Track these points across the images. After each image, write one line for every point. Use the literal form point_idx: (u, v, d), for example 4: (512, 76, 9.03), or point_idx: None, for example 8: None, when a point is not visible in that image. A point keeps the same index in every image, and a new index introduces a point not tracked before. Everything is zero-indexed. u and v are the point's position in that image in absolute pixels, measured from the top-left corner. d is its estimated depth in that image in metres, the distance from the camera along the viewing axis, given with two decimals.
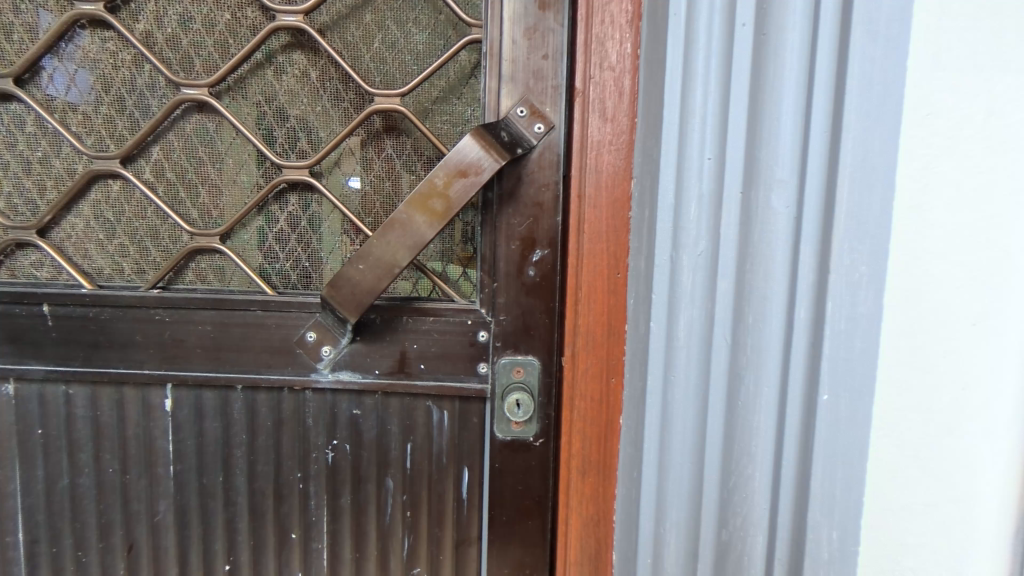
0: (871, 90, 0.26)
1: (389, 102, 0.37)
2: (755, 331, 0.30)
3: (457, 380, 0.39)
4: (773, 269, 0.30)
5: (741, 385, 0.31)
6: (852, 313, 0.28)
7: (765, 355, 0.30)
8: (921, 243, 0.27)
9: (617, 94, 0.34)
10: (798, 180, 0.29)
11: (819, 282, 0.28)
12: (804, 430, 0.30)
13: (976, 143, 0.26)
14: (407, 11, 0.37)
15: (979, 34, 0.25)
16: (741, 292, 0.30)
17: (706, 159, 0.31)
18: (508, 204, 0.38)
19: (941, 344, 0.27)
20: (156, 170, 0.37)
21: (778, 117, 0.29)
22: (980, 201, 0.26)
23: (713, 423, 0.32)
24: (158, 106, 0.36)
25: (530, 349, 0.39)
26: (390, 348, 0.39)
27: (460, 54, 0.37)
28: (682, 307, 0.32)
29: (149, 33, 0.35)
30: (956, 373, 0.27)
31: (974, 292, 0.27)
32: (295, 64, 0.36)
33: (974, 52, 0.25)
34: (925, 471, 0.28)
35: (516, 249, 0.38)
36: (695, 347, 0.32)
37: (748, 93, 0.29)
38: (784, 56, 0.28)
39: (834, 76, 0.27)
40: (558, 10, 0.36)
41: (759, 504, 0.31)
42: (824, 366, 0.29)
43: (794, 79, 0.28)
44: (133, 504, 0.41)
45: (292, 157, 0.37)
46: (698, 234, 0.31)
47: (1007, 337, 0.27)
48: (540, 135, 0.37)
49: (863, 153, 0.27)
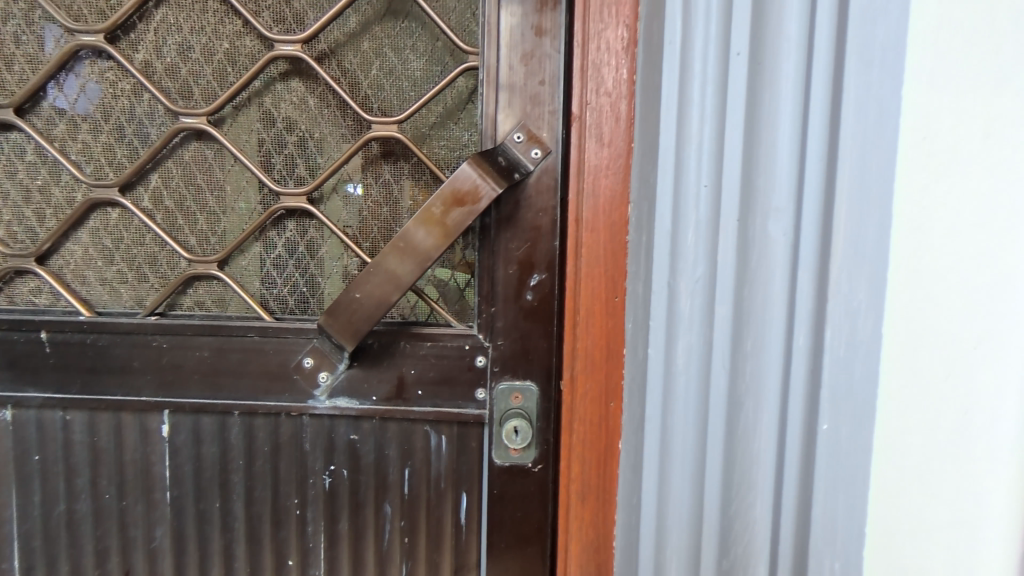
0: (867, 123, 0.27)
1: (386, 128, 0.37)
2: (753, 361, 0.30)
3: (455, 405, 0.39)
4: (771, 297, 0.29)
5: (740, 414, 0.31)
6: (852, 339, 0.28)
7: (765, 383, 0.30)
8: (920, 268, 0.27)
9: (614, 119, 0.34)
10: (795, 206, 0.28)
11: (818, 310, 0.28)
12: (806, 458, 0.30)
13: (975, 168, 0.26)
14: (405, 38, 0.37)
15: (971, 64, 0.26)
16: (740, 319, 0.30)
17: (703, 186, 0.30)
18: (506, 228, 0.38)
19: (944, 369, 0.27)
20: (154, 197, 0.37)
21: (775, 144, 0.29)
22: (980, 226, 0.26)
23: (714, 452, 0.31)
24: (157, 134, 0.36)
25: (529, 373, 0.39)
26: (387, 373, 0.39)
27: (458, 80, 0.37)
28: (680, 333, 0.32)
29: (149, 63, 0.36)
30: (958, 397, 0.27)
31: (976, 317, 0.27)
32: (293, 91, 0.37)
33: (969, 83, 0.26)
34: (928, 495, 0.28)
35: (514, 273, 0.38)
36: (694, 374, 0.32)
37: (744, 118, 0.29)
38: (779, 84, 0.28)
39: (830, 104, 0.27)
40: (554, 37, 0.36)
41: (761, 533, 0.31)
42: (824, 392, 0.29)
43: (790, 107, 0.28)
44: (130, 530, 0.41)
45: (289, 183, 0.37)
46: (696, 260, 0.31)
47: (1011, 362, 0.27)
48: (537, 160, 0.37)
49: (860, 181, 0.27)
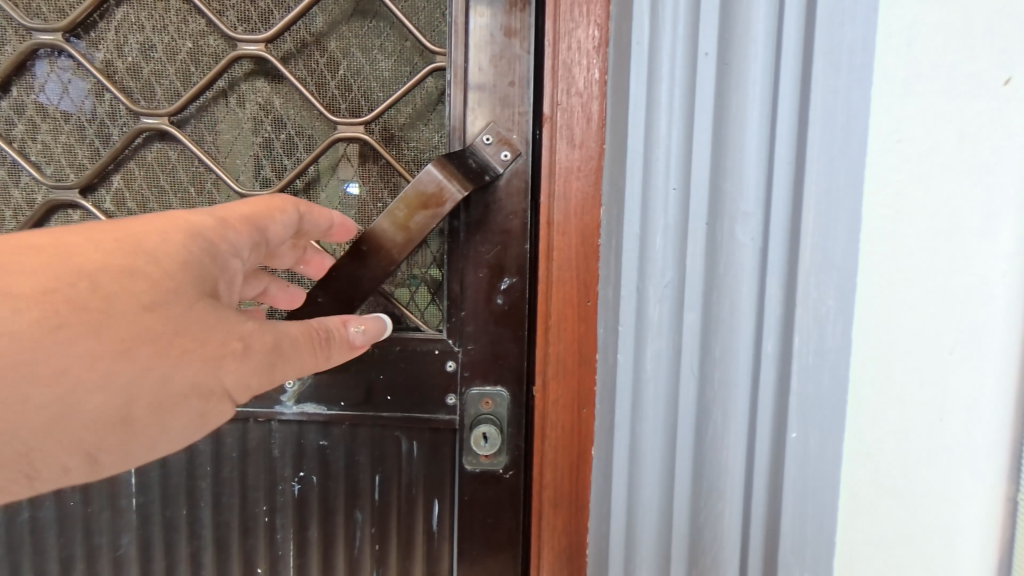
0: (834, 127, 0.26)
1: (353, 130, 0.37)
2: (722, 367, 0.29)
3: (426, 411, 0.39)
4: (738, 303, 0.29)
5: (708, 421, 0.30)
6: (821, 348, 0.27)
7: (733, 389, 0.29)
8: (890, 271, 0.26)
9: (585, 119, 0.33)
10: (762, 211, 0.28)
11: (786, 316, 0.28)
12: (774, 468, 0.29)
13: (947, 169, 0.25)
14: (373, 38, 0.37)
15: (946, 64, 0.25)
16: (708, 324, 0.30)
17: (672, 189, 0.30)
18: (476, 232, 0.37)
19: (915, 375, 0.27)
20: (116, 200, 0.36)
21: (743, 148, 0.28)
22: (952, 229, 0.26)
23: (684, 459, 0.31)
24: (119, 134, 0.36)
25: (500, 379, 0.38)
26: (355, 379, 0.38)
27: (427, 81, 0.37)
28: (649, 339, 0.31)
29: (109, 62, 0.35)
30: (930, 403, 0.27)
31: (948, 322, 0.26)
32: (258, 91, 0.36)
33: (942, 82, 0.25)
34: (902, 503, 0.27)
35: (484, 277, 0.38)
36: (663, 380, 0.31)
37: (712, 122, 0.29)
38: (747, 87, 0.28)
39: (797, 106, 0.27)
40: (524, 37, 0.35)
41: (730, 542, 0.30)
42: (793, 400, 0.28)
43: (757, 110, 0.28)
44: (96, 538, 0.40)
45: (256, 186, 0.37)
46: (664, 265, 0.30)
47: (984, 366, 0.26)
48: (507, 162, 0.36)
49: (827, 185, 0.26)
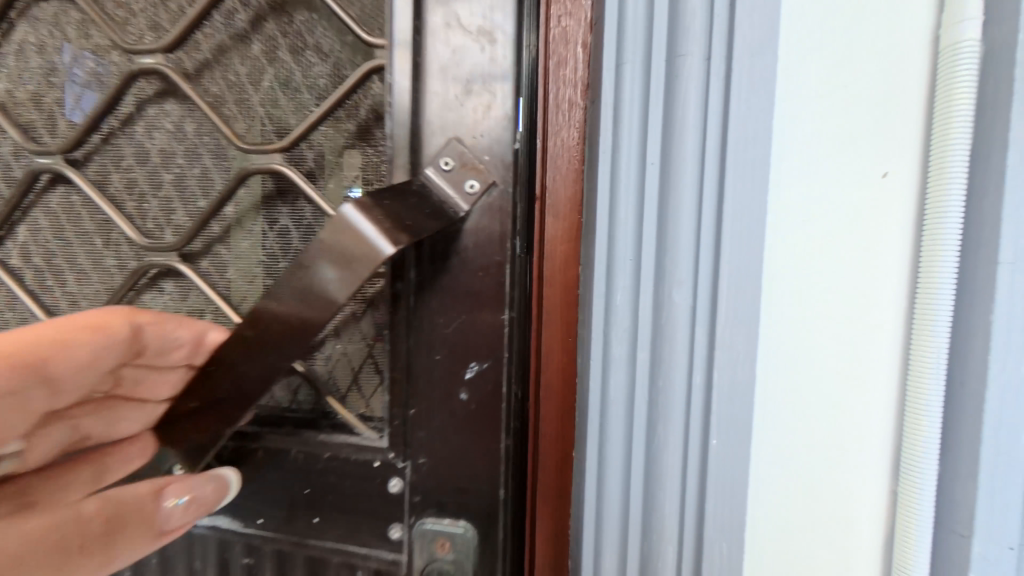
0: (749, 166, 0.25)
1: (273, 157, 0.29)
2: (663, 423, 0.26)
3: (371, 511, 0.33)
4: (674, 351, 0.26)
5: (653, 500, 0.26)
6: (732, 389, 0.25)
7: (665, 448, 0.26)
8: (786, 298, 0.27)
9: (575, 160, 0.28)
10: (694, 270, 0.25)
11: (709, 368, 0.25)
12: (700, 536, 0.26)
13: (827, 209, 0.27)
14: (306, 34, 0.28)
15: (832, 118, 0.27)
16: (655, 375, 0.26)
17: (625, 237, 0.26)
18: (431, 293, 0.30)
19: (814, 395, 0.28)
20: (22, 252, 0.33)
21: (681, 186, 0.25)
22: (834, 259, 0.28)
23: (631, 529, 0.27)
24: (19, 172, 0.32)
25: (476, 470, 0.31)
26: (289, 475, 0.33)
27: (365, 85, 0.28)
28: (608, 388, 0.27)
29: (11, 91, 0.31)
30: (826, 425, 0.28)
31: (836, 344, 0.28)
32: (168, 114, 0.30)
33: (824, 133, 0.27)
34: (800, 518, 0.28)
35: (441, 361, 0.31)
36: (616, 442, 0.27)
37: (658, 159, 0.26)
38: (683, 123, 0.25)
39: (718, 150, 0.25)
40: (506, 29, 0.28)
41: None
42: (712, 444, 0.25)
43: (698, 156, 0.25)
44: None
45: (168, 233, 0.31)
46: (622, 309, 0.26)
47: (859, 382, 0.28)
48: (474, 196, 0.29)
49: (735, 230, 0.25)
